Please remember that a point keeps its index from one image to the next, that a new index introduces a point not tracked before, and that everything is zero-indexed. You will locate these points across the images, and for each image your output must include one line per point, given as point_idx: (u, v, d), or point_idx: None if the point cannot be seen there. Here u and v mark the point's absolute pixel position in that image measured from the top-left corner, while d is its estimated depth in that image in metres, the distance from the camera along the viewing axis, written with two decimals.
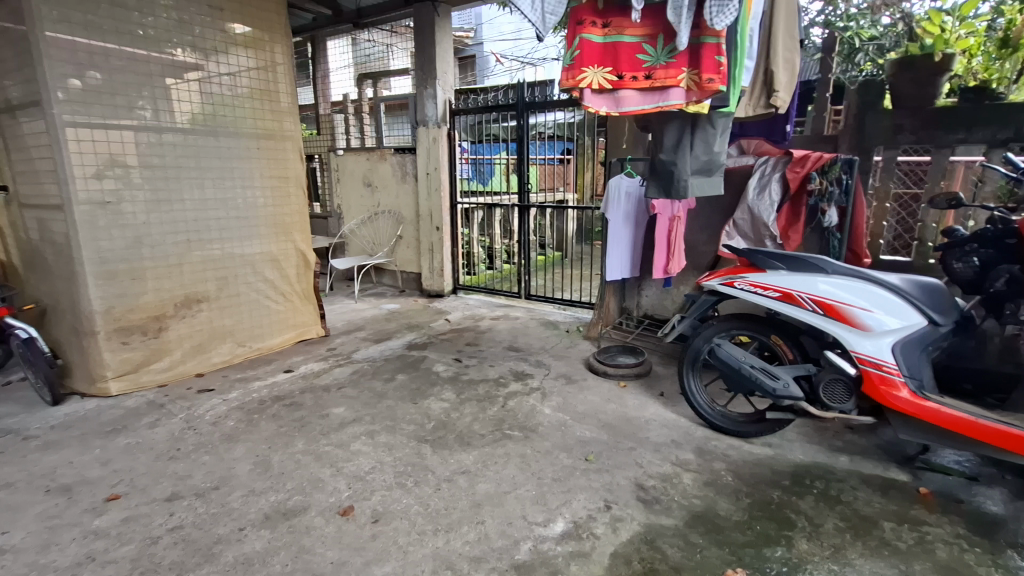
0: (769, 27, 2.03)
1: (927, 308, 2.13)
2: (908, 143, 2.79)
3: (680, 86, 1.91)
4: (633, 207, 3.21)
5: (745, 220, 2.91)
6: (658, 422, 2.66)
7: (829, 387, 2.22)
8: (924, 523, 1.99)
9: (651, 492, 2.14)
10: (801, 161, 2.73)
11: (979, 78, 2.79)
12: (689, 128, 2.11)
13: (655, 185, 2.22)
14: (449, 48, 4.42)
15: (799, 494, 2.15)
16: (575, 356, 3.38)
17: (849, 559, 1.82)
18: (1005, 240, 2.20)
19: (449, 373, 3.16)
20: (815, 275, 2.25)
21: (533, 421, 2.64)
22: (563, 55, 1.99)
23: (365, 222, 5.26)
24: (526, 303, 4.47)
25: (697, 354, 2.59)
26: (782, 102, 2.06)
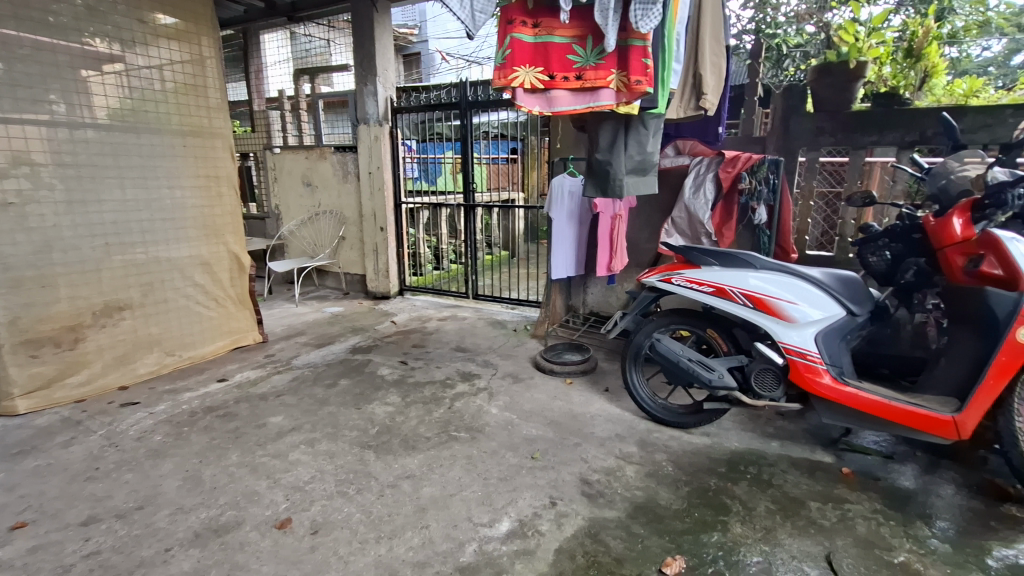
0: (695, 32, 2.11)
1: (846, 299, 2.26)
2: (828, 144, 2.98)
3: (610, 87, 1.95)
4: (576, 205, 3.26)
5: (682, 218, 3.00)
6: (603, 417, 2.71)
7: (760, 376, 2.33)
8: (846, 501, 2.12)
9: (595, 486, 2.18)
10: (733, 161, 2.84)
11: (889, 84, 2.94)
12: (623, 128, 2.17)
13: (592, 184, 2.25)
14: (389, 44, 4.34)
15: (734, 480, 2.25)
16: (522, 355, 3.40)
17: (779, 540, 1.92)
18: (912, 234, 2.37)
19: (394, 376, 3.11)
20: (745, 270, 2.35)
21: (479, 422, 2.63)
22: (495, 55, 2.00)
23: (306, 223, 5.08)
24: (474, 303, 4.46)
25: (639, 349, 2.66)
26: (710, 104, 2.13)
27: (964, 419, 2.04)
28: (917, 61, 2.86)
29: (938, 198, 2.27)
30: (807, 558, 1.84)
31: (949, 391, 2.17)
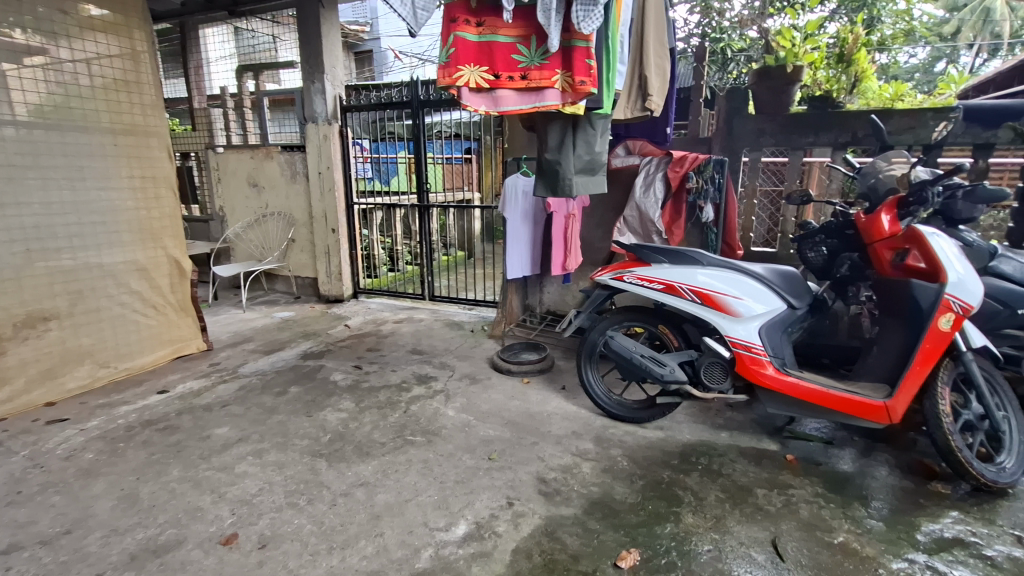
0: (639, 35, 2.16)
1: (787, 294, 2.37)
2: (768, 145, 3.08)
3: (555, 87, 1.96)
4: (530, 205, 3.27)
5: (634, 217, 3.05)
6: (559, 415, 2.73)
7: (708, 369, 2.40)
8: (790, 487, 2.22)
9: (552, 484, 2.19)
10: (681, 161, 2.91)
11: (824, 88, 3.04)
12: (571, 128, 2.19)
13: (542, 184, 2.26)
14: (337, 41, 4.24)
15: (686, 472, 2.31)
16: (480, 355, 3.39)
17: (729, 528, 1.98)
18: (845, 230, 2.49)
19: (348, 381, 3.03)
20: (693, 267, 2.41)
21: (435, 425, 2.60)
22: (438, 53, 1.97)
23: (253, 226, 4.89)
24: (431, 304, 4.41)
25: (593, 347, 2.69)
26: (656, 105, 2.19)
27: (894, 404, 2.17)
28: (848, 66, 3.01)
29: (868, 196, 2.40)
30: (755, 544, 1.91)
31: (880, 377, 2.30)
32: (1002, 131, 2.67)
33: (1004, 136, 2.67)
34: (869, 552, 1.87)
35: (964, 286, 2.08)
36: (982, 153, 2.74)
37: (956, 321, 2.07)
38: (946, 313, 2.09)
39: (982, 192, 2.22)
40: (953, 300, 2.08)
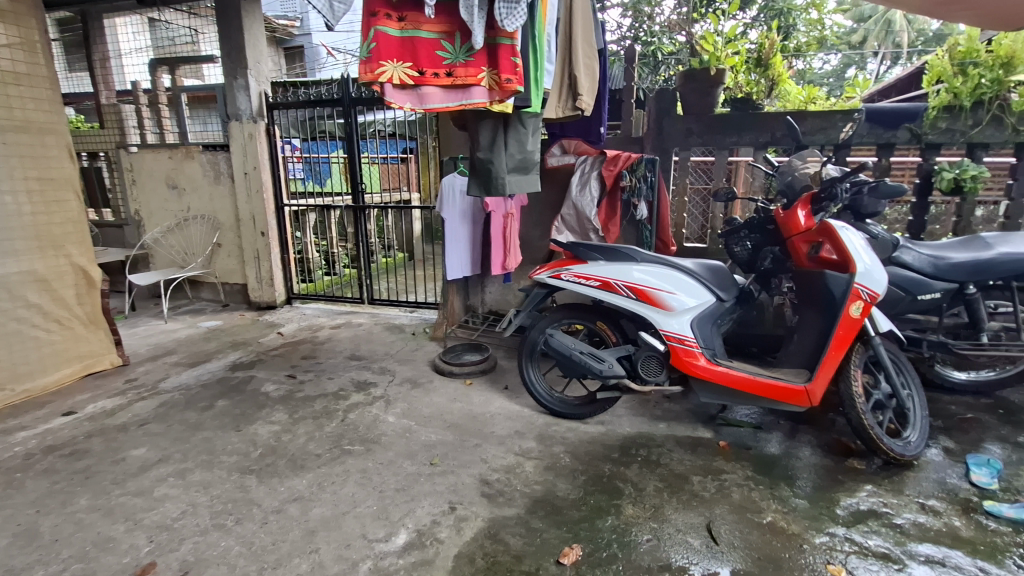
0: (568, 35, 2.19)
1: (715, 287, 2.46)
2: (697, 144, 3.21)
3: (482, 85, 1.96)
4: (468, 205, 3.24)
5: (571, 215, 3.09)
6: (502, 415, 2.72)
7: (645, 362, 2.47)
8: (724, 472, 2.31)
9: (495, 486, 2.17)
10: (614, 161, 2.99)
11: (744, 90, 3.27)
12: (502, 127, 2.18)
13: (475, 183, 2.24)
14: (260, 35, 4.04)
15: (626, 464, 2.36)
16: (421, 358, 3.32)
17: (667, 516, 2.04)
18: (767, 225, 2.63)
19: (281, 392, 2.89)
20: (628, 264, 2.47)
21: (374, 432, 2.52)
22: (359, 48, 1.91)
23: (174, 230, 4.58)
24: (370, 308, 4.29)
25: (534, 345, 2.70)
26: (586, 105, 2.23)
27: (814, 388, 2.32)
28: (765, 70, 3.23)
29: (786, 192, 2.54)
30: (691, 530, 1.97)
31: (801, 363, 2.44)
32: (901, 131, 2.90)
33: (902, 136, 2.91)
34: (795, 529, 1.97)
35: (871, 276, 2.24)
36: (884, 152, 2.96)
37: (865, 308, 2.24)
38: (856, 301, 2.24)
39: (884, 188, 2.40)
40: (861, 289, 2.24)
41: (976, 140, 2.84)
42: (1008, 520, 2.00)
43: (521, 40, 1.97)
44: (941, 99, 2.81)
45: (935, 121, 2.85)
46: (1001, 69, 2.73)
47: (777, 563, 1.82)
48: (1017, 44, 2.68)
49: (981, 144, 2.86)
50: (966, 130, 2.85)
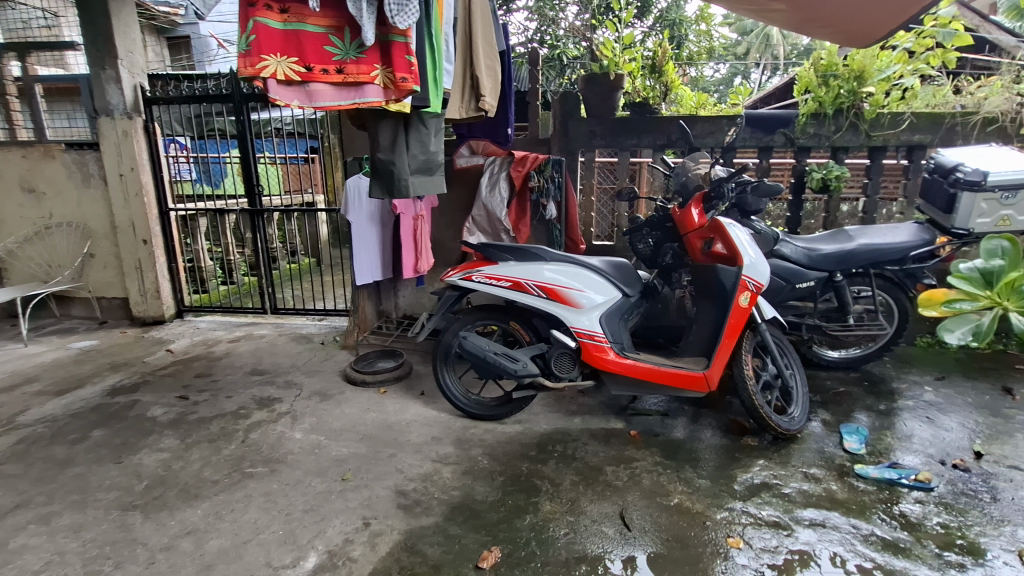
0: (468, 35, 2.18)
1: (620, 283, 2.55)
2: (600, 145, 3.34)
3: (376, 83, 1.89)
4: (376, 207, 3.13)
5: (481, 216, 3.10)
6: (419, 422, 2.66)
7: (558, 360, 2.51)
8: (635, 460, 2.41)
9: (411, 496, 2.11)
10: (522, 161, 3.03)
11: (641, 95, 3.39)
12: (403, 127, 2.13)
13: (377, 185, 2.17)
14: (132, 22, 3.65)
15: (543, 461, 2.39)
16: (331, 369, 3.17)
17: (583, 509, 2.09)
18: (665, 223, 2.78)
19: (170, 416, 2.63)
20: (537, 263, 2.50)
21: (280, 451, 2.36)
22: (237, 40, 1.78)
23: (34, 240, 4.02)
24: (274, 318, 4.03)
25: (448, 348, 2.68)
26: (490, 106, 2.24)
27: (711, 373, 2.49)
28: (659, 76, 3.35)
29: (681, 191, 2.70)
30: (605, 519, 2.03)
31: (699, 351, 2.60)
32: (777, 135, 3.19)
33: (778, 140, 3.19)
34: (699, 508, 2.10)
35: (756, 268, 2.45)
36: (764, 155, 3.25)
37: (752, 297, 2.44)
38: (744, 291, 2.44)
39: (763, 187, 2.63)
40: (748, 280, 2.44)
41: (838, 143, 3.18)
42: (873, 480, 2.27)
43: (414, 38, 1.94)
44: (809, 107, 3.13)
45: (804, 127, 3.17)
46: (856, 80, 3.06)
47: (684, 542, 1.93)
48: (866, 59, 3.03)
49: (842, 147, 3.21)
50: (829, 135, 3.19)
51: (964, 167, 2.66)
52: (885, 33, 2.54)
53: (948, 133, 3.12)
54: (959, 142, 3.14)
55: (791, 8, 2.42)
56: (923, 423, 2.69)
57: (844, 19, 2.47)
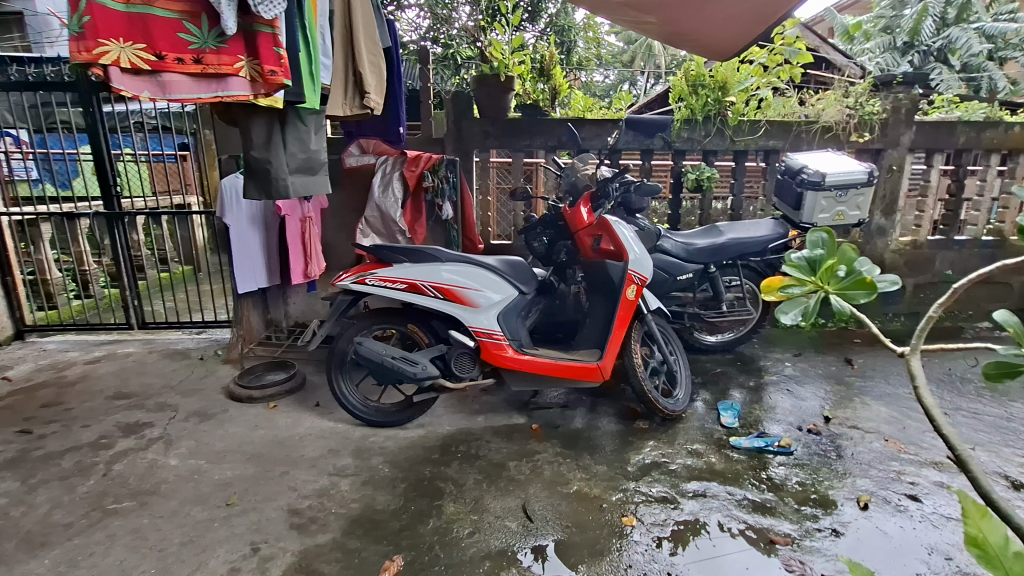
0: (349, 30, 2.12)
1: (516, 282, 2.59)
2: (493, 146, 3.39)
3: (240, 76, 1.77)
4: (257, 208, 2.92)
5: (375, 217, 3.03)
6: (314, 435, 2.52)
7: (458, 360, 2.50)
8: (536, 453, 2.48)
9: (306, 514, 2.00)
10: (415, 161, 3.01)
11: (532, 97, 3.50)
12: (279, 124, 2.02)
13: (252, 185, 2.03)
14: None
15: (446, 463, 2.37)
16: (212, 386, 2.90)
17: (486, 506, 2.11)
18: (558, 221, 2.88)
19: (8, 454, 2.25)
20: (434, 264, 2.48)
21: (151, 482, 2.12)
22: (66, 21, 1.56)
23: None
24: (143, 334, 3.61)
25: (343, 355, 2.57)
26: (375, 104, 2.18)
27: (604, 364, 2.61)
28: (547, 79, 3.49)
29: (571, 191, 2.82)
30: (508, 514, 2.07)
31: (593, 343, 2.72)
32: (656, 139, 3.44)
33: (658, 144, 3.44)
34: (596, 492, 2.21)
35: (640, 262, 2.61)
36: (646, 156, 3.48)
37: (637, 290, 2.60)
38: (631, 285, 2.60)
39: (645, 187, 2.81)
40: (634, 274, 2.59)
41: (708, 147, 3.50)
42: (745, 449, 2.52)
43: (282, 29, 1.83)
44: (683, 113, 3.40)
45: (679, 131, 3.45)
46: (720, 90, 3.38)
47: (583, 526, 2.01)
48: (728, 71, 3.35)
49: (711, 151, 3.53)
50: (700, 140, 3.49)
51: (807, 170, 3.02)
52: (741, 49, 2.84)
53: (795, 140, 3.56)
54: (805, 148, 3.59)
55: (661, 21, 2.62)
56: (784, 395, 3.05)
57: (706, 35, 2.72)
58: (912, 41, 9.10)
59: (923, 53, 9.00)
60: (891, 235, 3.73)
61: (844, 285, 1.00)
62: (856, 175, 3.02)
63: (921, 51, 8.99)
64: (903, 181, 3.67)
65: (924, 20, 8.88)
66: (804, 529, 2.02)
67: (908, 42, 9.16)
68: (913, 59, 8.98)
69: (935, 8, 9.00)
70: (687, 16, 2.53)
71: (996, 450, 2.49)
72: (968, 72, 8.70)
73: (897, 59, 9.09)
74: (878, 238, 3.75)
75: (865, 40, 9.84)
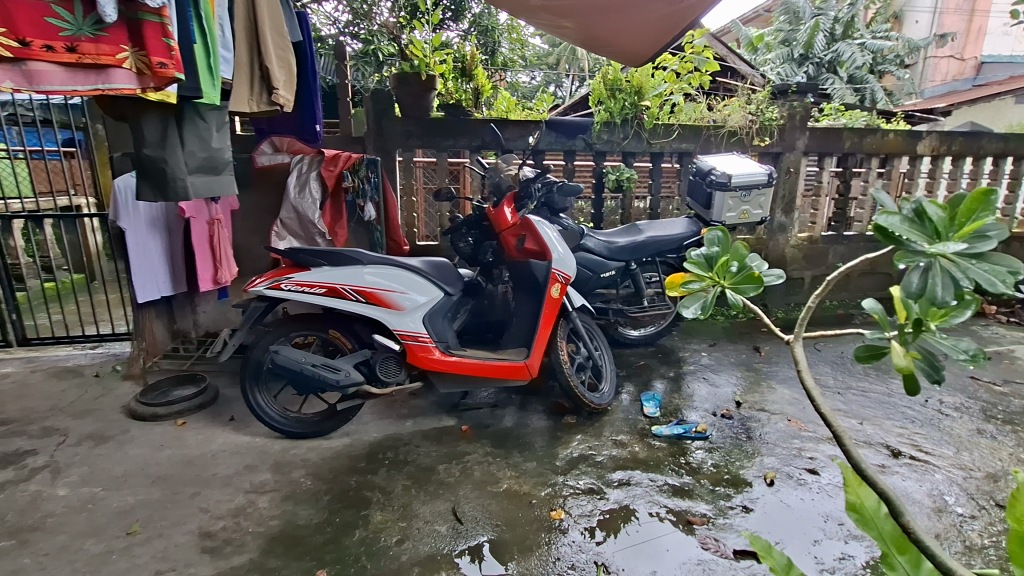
0: (253, 23, 2.03)
1: (442, 283, 2.57)
2: (417, 146, 3.35)
3: (124, 67, 1.63)
4: (156, 211, 2.70)
5: (292, 219, 2.91)
6: (228, 451, 2.37)
7: (383, 365, 2.45)
8: (466, 454, 2.47)
9: (219, 536, 1.87)
10: (333, 161, 2.90)
11: (455, 97, 3.39)
12: (175, 121, 1.91)
13: (145, 185, 1.89)
14: None
15: (373, 471, 2.31)
16: (109, 406, 2.65)
17: (415, 512, 2.07)
18: (482, 221, 2.89)
19: None
20: (355, 267, 2.40)
21: (35, 516, 1.91)
22: None
23: None
24: (24, 352, 3.24)
25: (258, 365, 2.44)
26: (285, 100, 2.11)
27: (531, 362, 2.65)
28: (469, 79, 3.42)
29: (495, 191, 2.82)
30: (437, 518, 2.05)
31: (520, 342, 2.75)
32: (577, 141, 3.53)
33: (579, 145, 3.54)
34: (526, 489, 2.24)
35: (563, 261, 2.67)
36: (568, 157, 3.57)
37: (561, 288, 2.66)
38: (555, 284, 2.65)
39: (567, 187, 2.87)
40: (557, 273, 2.65)
41: (626, 149, 3.64)
42: (666, 437, 2.65)
43: (172, 19, 1.71)
44: (602, 116, 3.51)
45: (599, 133, 3.56)
46: (636, 95, 3.51)
47: (513, 524, 2.03)
48: (643, 77, 3.49)
49: (630, 152, 3.69)
50: (619, 142, 3.63)
51: (715, 171, 3.22)
52: (652, 56, 2.98)
53: (705, 143, 3.78)
54: (714, 150, 3.82)
55: (577, 27, 2.70)
56: (701, 383, 3.24)
57: (620, 41, 2.83)
58: (807, 53, 9.97)
59: (816, 65, 9.90)
60: (790, 231, 4.06)
61: (736, 279, 1.07)
62: (758, 176, 3.26)
63: (815, 63, 9.88)
64: (799, 181, 4.01)
65: (816, 35, 9.75)
66: (718, 508, 2.15)
67: (803, 54, 10.03)
68: (809, 69, 9.84)
69: (825, 24, 9.92)
70: (601, 22, 2.62)
71: (879, 422, 2.78)
72: (853, 83, 9.66)
73: (794, 69, 9.92)
74: (780, 234, 4.07)
75: (767, 51, 10.65)
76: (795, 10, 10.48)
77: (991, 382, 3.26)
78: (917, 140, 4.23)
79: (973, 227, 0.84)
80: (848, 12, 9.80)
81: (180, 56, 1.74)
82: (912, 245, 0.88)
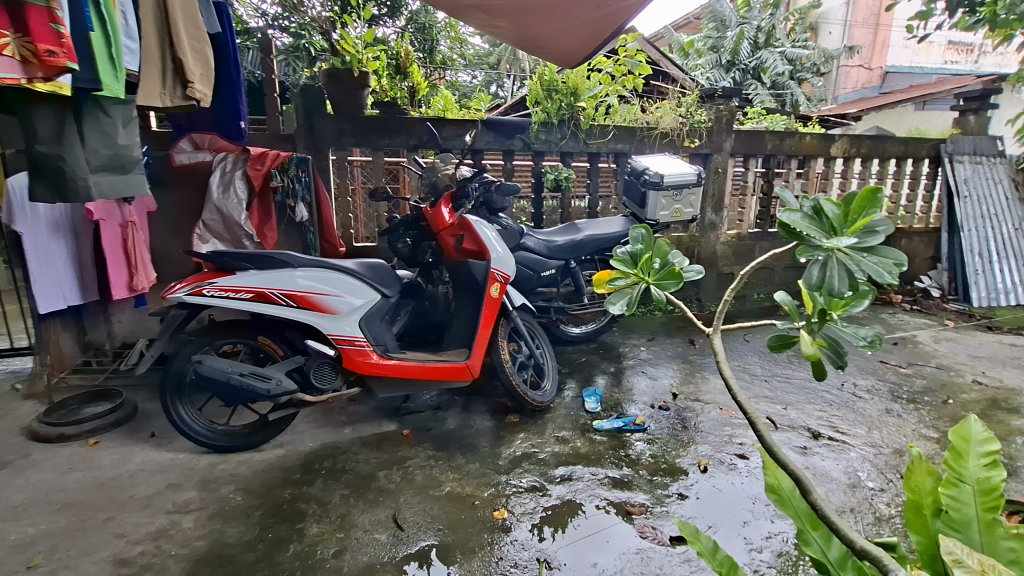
0: (163, 13, 1.95)
1: (377, 284, 2.51)
2: (351, 144, 3.26)
3: (6, 54, 1.47)
4: (60, 213, 2.48)
5: (216, 220, 2.77)
6: (148, 470, 2.21)
7: (317, 371, 2.36)
8: (407, 459, 2.42)
9: (137, 562, 1.74)
10: (259, 159, 2.77)
11: (389, 94, 3.36)
12: (72, 114, 1.76)
13: (39, 184, 1.73)
14: None
15: (309, 482, 2.22)
16: (8, 428, 2.40)
17: (354, 521, 2.01)
18: (420, 222, 2.85)
19: None
20: (284, 270, 2.30)
21: None
22: None
23: None
24: None
25: (181, 377, 2.29)
26: (202, 94, 2.06)
27: (473, 362, 2.64)
28: (404, 76, 3.42)
29: (432, 191, 2.79)
30: (377, 527, 1.99)
31: (461, 343, 2.73)
32: (515, 140, 3.55)
33: (517, 145, 3.56)
34: (469, 490, 2.22)
35: (502, 261, 2.67)
36: (507, 157, 3.59)
37: (501, 288, 2.67)
38: (494, 283, 2.65)
39: (505, 187, 2.88)
40: (496, 273, 2.65)
41: (564, 149, 3.70)
42: (606, 431, 2.72)
43: (63, 5, 1.58)
44: (539, 116, 3.54)
45: (537, 133, 3.59)
46: (572, 95, 3.57)
47: (456, 526, 2.01)
48: (578, 78, 3.55)
49: (568, 152, 3.74)
50: (557, 142, 3.67)
51: (649, 171, 3.33)
52: (584, 58, 3.04)
53: (639, 143, 3.90)
54: (648, 151, 3.94)
55: (511, 27, 2.71)
56: (640, 377, 3.34)
57: (553, 42, 2.87)
58: (734, 59, 10.53)
59: (743, 71, 10.48)
60: (720, 229, 4.26)
61: (660, 275, 1.10)
62: (688, 176, 3.38)
63: (741, 69, 10.45)
64: (727, 181, 4.21)
65: (741, 42, 10.31)
66: (655, 497, 2.22)
67: (730, 60, 10.59)
68: (736, 75, 10.40)
69: (749, 33, 10.50)
70: (533, 23, 2.64)
71: (801, 407, 2.97)
72: (775, 89, 10.29)
73: (722, 75, 10.45)
74: (711, 232, 4.26)
75: (697, 56, 11.14)
76: (722, 18, 11.03)
77: (898, 365, 3.55)
78: (830, 143, 4.55)
79: (864, 223, 0.91)
80: (770, 21, 10.41)
81: (75, 43, 1.62)
82: (812, 240, 0.94)
